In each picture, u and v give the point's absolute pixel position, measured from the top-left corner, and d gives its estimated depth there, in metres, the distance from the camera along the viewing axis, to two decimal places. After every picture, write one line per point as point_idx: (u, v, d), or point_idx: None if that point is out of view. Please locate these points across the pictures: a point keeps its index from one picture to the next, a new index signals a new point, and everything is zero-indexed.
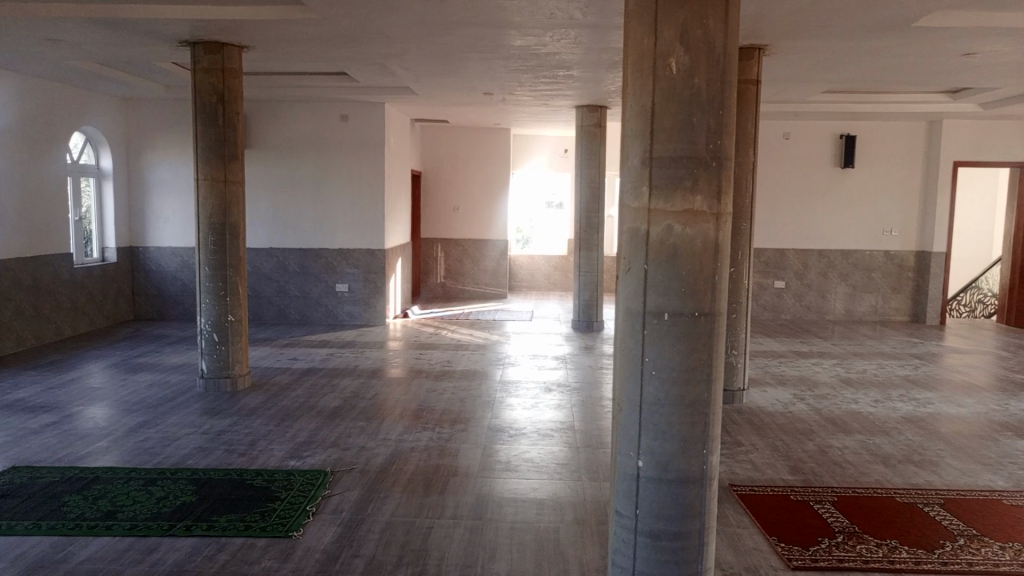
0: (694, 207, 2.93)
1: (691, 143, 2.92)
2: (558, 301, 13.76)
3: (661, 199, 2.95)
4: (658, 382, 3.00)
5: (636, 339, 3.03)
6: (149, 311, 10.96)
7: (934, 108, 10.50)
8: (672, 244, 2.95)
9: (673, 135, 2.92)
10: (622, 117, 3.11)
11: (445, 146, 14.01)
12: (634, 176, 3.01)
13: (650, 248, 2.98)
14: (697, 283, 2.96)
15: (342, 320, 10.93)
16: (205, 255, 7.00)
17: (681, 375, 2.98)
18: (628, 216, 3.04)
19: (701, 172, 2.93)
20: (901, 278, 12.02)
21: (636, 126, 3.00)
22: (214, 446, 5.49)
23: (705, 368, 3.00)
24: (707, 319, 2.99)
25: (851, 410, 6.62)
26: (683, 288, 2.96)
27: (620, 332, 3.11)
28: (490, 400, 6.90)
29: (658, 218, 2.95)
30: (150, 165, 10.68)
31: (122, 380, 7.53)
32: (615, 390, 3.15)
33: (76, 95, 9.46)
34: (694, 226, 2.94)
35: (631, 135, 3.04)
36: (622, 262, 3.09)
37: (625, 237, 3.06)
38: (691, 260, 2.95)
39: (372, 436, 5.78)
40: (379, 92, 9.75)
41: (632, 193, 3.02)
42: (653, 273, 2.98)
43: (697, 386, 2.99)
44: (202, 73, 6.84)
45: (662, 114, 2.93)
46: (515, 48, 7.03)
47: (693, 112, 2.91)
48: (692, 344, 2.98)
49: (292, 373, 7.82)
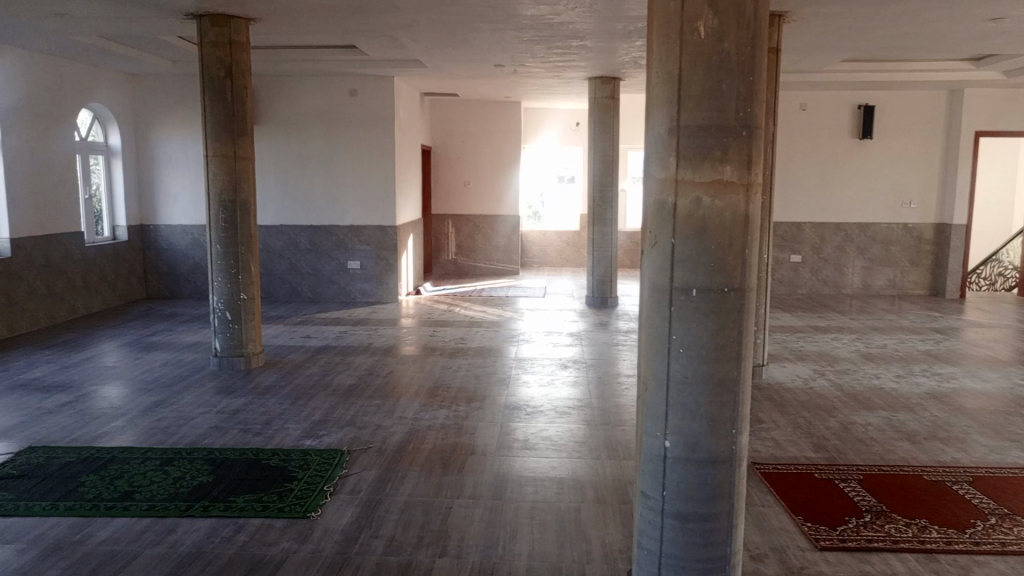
0: (724, 177, 2.81)
1: (720, 111, 2.79)
2: (571, 277, 13.65)
3: (689, 170, 2.83)
4: (686, 361, 2.90)
5: (663, 316, 2.93)
6: (161, 290, 10.93)
7: (956, 76, 10.24)
8: (701, 216, 2.83)
9: (702, 102, 2.80)
10: (647, 85, 2.98)
11: (454, 120, 13.83)
12: (660, 147, 2.89)
13: (677, 221, 2.87)
14: (727, 257, 2.85)
15: (355, 297, 10.87)
16: (216, 233, 6.93)
17: (709, 353, 2.88)
18: (654, 188, 2.93)
19: (730, 140, 2.81)
20: (920, 251, 11.84)
21: (662, 94, 2.88)
22: (230, 426, 5.45)
23: (735, 345, 2.90)
24: (737, 294, 2.88)
25: (873, 386, 6.51)
26: (712, 263, 2.85)
27: (645, 308, 3.01)
28: (505, 378, 6.82)
29: (687, 189, 2.83)
30: (158, 142, 10.59)
31: (137, 359, 7.51)
32: (641, 368, 3.07)
33: (83, 71, 9.37)
34: (724, 198, 2.82)
35: (657, 103, 2.91)
36: (647, 235, 2.99)
37: (652, 211, 2.95)
38: (720, 233, 2.84)
39: (388, 415, 5.71)
40: (389, 65, 9.59)
41: (659, 164, 2.90)
42: (681, 246, 2.88)
43: (726, 363, 2.90)
44: (209, 47, 6.71)
45: (689, 82, 2.80)
46: (528, 17, 6.85)
47: (722, 79, 2.78)
48: (721, 321, 2.88)
49: (306, 351, 7.76)
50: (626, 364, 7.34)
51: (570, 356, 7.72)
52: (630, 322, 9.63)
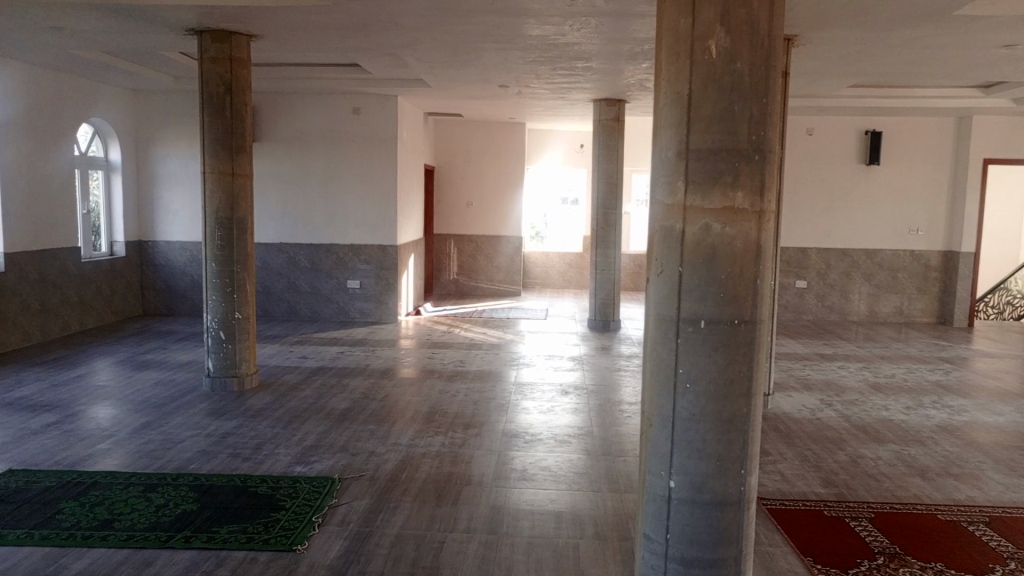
0: (735, 204, 2.67)
1: (731, 134, 2.65)
2: (574, 299, 13.49)
3: (698, 195, 2.69)
4: (692, 397, 2.74)
5: (669, 348, 2.78)
6: (157, 307, 10.79)
7: (964, 103, 10.15)
8: (710, 245, 2.69)
9: (712, 125, 2.66)
10: (655, 106, 2.85)
11: (459, 140, 13.76)
12: (668, 171, 2.75)
13: (685, 250, 2.72)
14: (737, 288, 2.70)
15: (353, 317, 10.72)
16: (212, 250, 6.79)
17: (717, 389, 2.72)
18: (661, 214, 2.79)
19: (742, 165, 2.67)
20: (927, 278, 11.67)
21: (670, 116, 2.74)
22: (218, 450, 5.28)
23: (745, 381, 2.74)
24: (747, 327, 2.73)
25: (882, 418, 6.33)
26: (721, 293, 2.70)
27: (650, 339, 2.86)
28: (505, 403, 6.65)
29: (695, 216, 2.69)
30: (159, 157, 10.51)
31: (130, 377, 7.36)
32: (645, 402, 2.91)
33: (84, 85, 9.30)
34: (734, 225, 2.68)
35: (665, 125, 2.78)
36: (653, 262, 2.84)
37: (657, 237, 2.81)
38: (730, 261, 2.69)
39: (382, 441, 5.54)
40: (392, 84, 9.51)
41: (666, 189, 2.77)
42: (689, 277, 2.73)
43: (735, 401, 2.74)
44: (209, 63, 6.62)
45: (699, 103, 2.67)
46: (533, 38, 6.76)
47: (734, 100, 2.65)
48: (729, 355, 2.72)
49: (301, 372, 7.60)
50: (629, 391, 7.17)
51: (571, 381, 7.55)
52: (632, 347, 9.47)
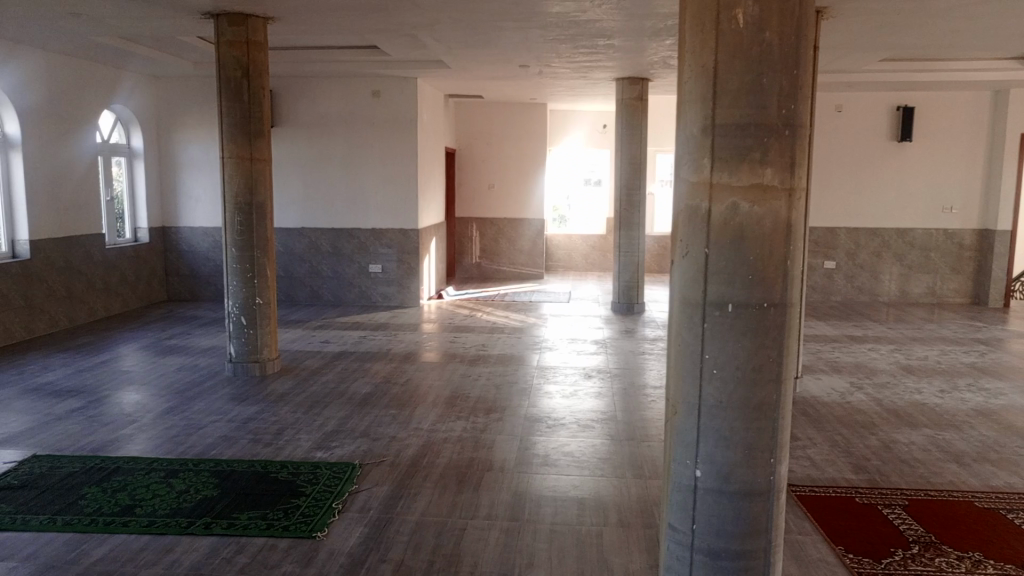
0: (764, 182, 2.54)
1: (760, 108, 2.52)
2: (597, 282, 13.35)
3: (725, 172, 2.56)
4: (720, 383, 2.63)
5: (695, 333, 2.67)
6: (182, 292, 10.84)
7: (1001, 76, 9.82)
8: (738, 224, 2.56)
9: (740, 98, 2.52)
10: (679, 80, 2.72)
11: (480, 121, 13.62)
12: (693, 148, 2.63)
13: (711, 230, 2.61)
14: (766, 270, 2.58)
15: (376, 301, 10.69)
16: (232, 235, 6.77)
17: (745, 375, 2.61)
18: (686, 193, 2.67)
19: (772, 141, 2.54)
20: (961, 258, 11.37)
21: (695, 89, 2.61)
22: (240, 435, 5.27)
23: (774, 366, 2.63)
24: (777, 311, 2.61)
25: (915, 402, 6.16)
26: (749, 275, 2.58)
27: (675, 324, 2.75)
28: (527, 388, 6.56)
29: (722, 194, 2.57)
30: (181, 143, 10.52)
31: (154, 363, 7.40)
32: (671, 387, 2.80)
33: (105, 72, 9.31)
34: (763, 204, 2.55)
35: (690, 99, 2.66)
36: (678, 243, 2.72)
37: (683, 217, 2.69)
38: (759, 242, 2.56)
39: (403, 426, 5.49)
40: (412, 65, 9.40)
41: (691, 166, 2.64)
42: (715, 258, 2.61)
43: (764, 387, 2.62)
44: (226, 46, 6.56)
45: (726, 75, 2.54)
46: (553, 15, 6.61)
47: (763, 71, 2.51)
48: (758, 339, 2.61)
49: (323, 357, 7.58)
50: (653, 375, 7.05)
51: (594, 365, 7.44)
52: (656, 329, 9.34)
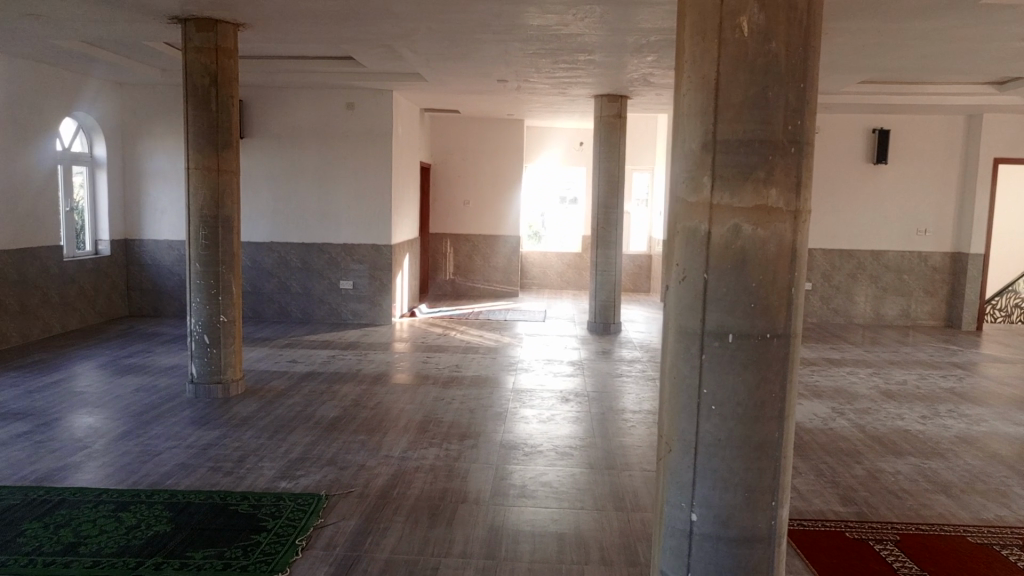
0: (769, 203, 2.39)
1: (766, 123, 2.37)
2: (572, 301, 13.18)
3: (726, 193, 2.41)
4: (719, 421, 2.47)
5: (692, 365, 2.50)
6: (144, 308, 10.45)
7: (975, 100, 9.88)
8: (740, 248, 2.41)
9: (743, 112, 2.37)
10: (675, 91, 2.55)
11: (456, 137, 13.44)
12: (691, 164, 2.47)
13: (711, 254, 2.44)
14: (770, 298, 2.43)
15: (346, 318, 10.39)
16: (195, 249, 6.47)
17: (747, 411, 2.45)
18: (682, 214, 2.51)
19: (776, 159, 2.40)
20: (935, 280, 11.39)
21: (694, 102, 2.45)
22: (199, 463, 4.96)
23: (777, 400, 2.47)
24: (781, 343, 2.46)
25: (898, 428, 6.03)
26: (752, 305, 2.43)
27: (669, 354, 2.58)
28: (502, 412, 6.32)
29: (724, 215, 2.41)
30: (147, 154, 10.18)
31: (111, 383, 7.04)
32: (665, 424, 2.63)
33: (68, 79, 8.98)
34: (767, 227, 2.40)
35: (687, 112, 2.50)
36: (673, 268, 2.56)
37: (678, 239, 2.53)
38: (762, 269, 2.41)
39: (373, 453, 5.22)
40: (387, 78, 9.20)
41: (689, 184, 2.48)
42: (714, 284, 2.45)
43: (766, 423, 2.46)
44: (194, 52, 6.29)
45: (728, 87, 2.38)
46: (533, 28, 6.45)
47: (769, 84, 2.36)
48: (760, 372, 2.45)
49: (289, 378, 7.28)
50: (631, 399, 6.87)
51: (569, 388, 7.23)
52: (634, 351, 9.17)
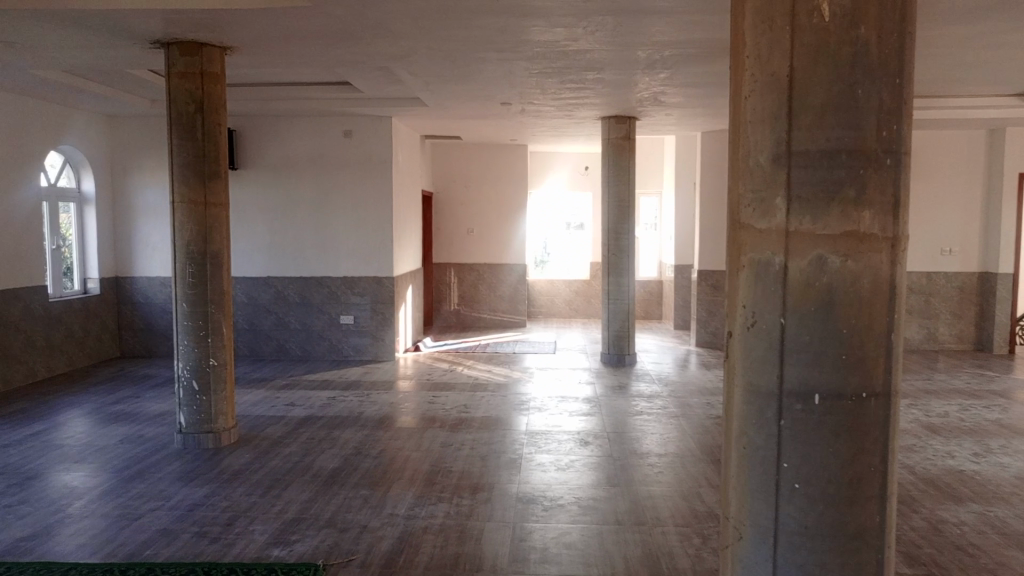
0: (861, 228, 2.56)
1: (852, 132, 2.54)
2: (582, 330, 12.70)
3: (809, 219, 2.58)
4: (803, 501, 2.64)
5: (771, 432, 2.69)
6: (136, 348, 9.98)
7: (1000, 113, 9.45)
8: (826, 282, 2.58)
9: (824, 119, 2.54)
10: (738, 100, 2.75)
11: (458, 164, 13.07)
12: (765, 182, 2.65)
13: (789, 293, 2.62)
14: (865, 347, 2.60)
15: (347, 355, 9.91)
16: (182, 290, 6.02)
17: (841, 494, 2.61)
18: (755, 241, 2.69)
19: (869, 171, 2.56)
20: (962, 301, 10.90)
21: (762, 108, 2.64)
22: (182, 528, 4.46)
23: (877, 477, 2.63)
24: (879, 400, 2.62)
25: (950, 468, 5.50)
26: (844, 346, 2.59)
27: (740, 408, 2.79)
28: (515, 458, 5.81)
29: (805, 246, 2.58)
30: (136, 188, 9.78)
31: (98, 432, 6.57)
32: (733, 503, 2.84)
33: (51, 111, 8.59)
34: (862, 253, 2.57)
35: (753, 119, 2.69)
36: (743, 306, 2.75)
37: (747, 271, 2.73)
38: (850, 305, 2.58)
39: (376, 512, 4.72)
40: (386, 103, 8.82)
41: (759, 210, 2.67)
42: (794, 329, 2.63)
43: (865, 503, 2.63)
44: (177, 78, 5.88)
45: (804, 94, 2.56)
46: (540, 45, 6.04)
47: (858, 85, 2.52)
48: (855, 440, 2.61)
49: (287, 424, 6.79)
50: (652, 440, 6.36)
51: (585, 428, 6.73)
52: (651, 384, 8.66)
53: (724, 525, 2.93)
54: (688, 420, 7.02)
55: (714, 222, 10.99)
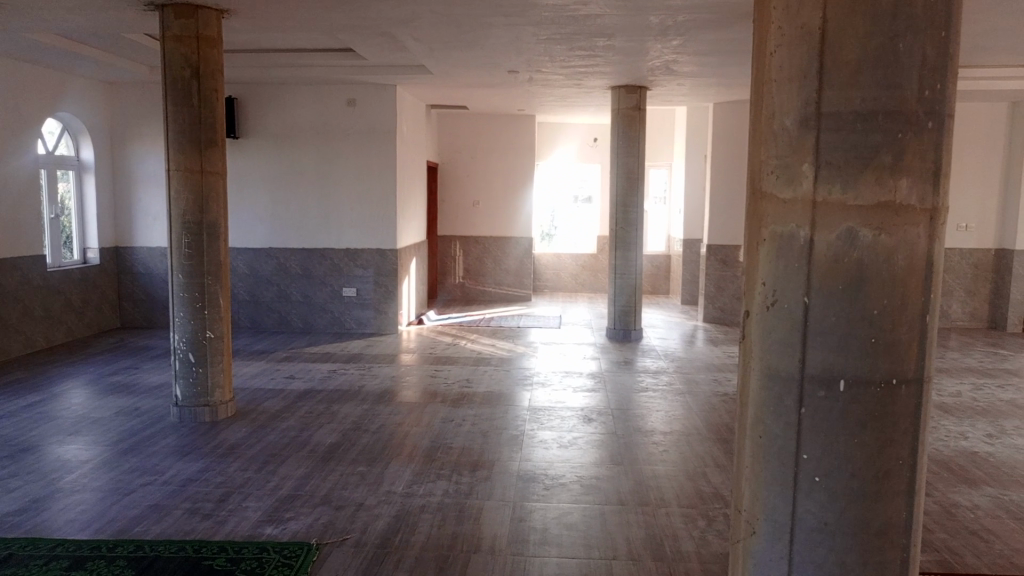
0: (897, 199, 2.41)
1: (890, 92, 2.37)
2: (587, 305, 12.55)
3: (841, 188, 2.42)
4: (825, 495, 2.54)
5: (791, 420, 2.57)
6: (136, 319, 9.87)
7: (1023, 85, 9.15)
8: (856, 259, 2.43)
9: (859, 77, 2.38)
10: (763, 54, 2.59)
11: (464, 135, 12.82)
12: (791, 146, 2.49)
13: (814, 270, 2.48)
14: (897, 331, 2.47)
15: (349, 327, 9.78)
16: (178, 259, 5.87)
17: (867, 488, 2.51)
18: (778, 213, 2.54)
19: (908, 134, 2.39)
20: (977, 279, 10.68)
21: (789, 63, 2.48)
22: (174, 505, 4.35)
23: (905, 470, 2.53)
24: (909, 387, 2.50)
25: (964, 450, 5.35)
26: (875, 327, 2.46)
27: (757, 394, 2.67)
28: (516, 435, 5.67)
29: (835, 218, 2.44)
30: (135, 156, 9.61)
31: (94, 404, 6.47)
32: (748, 495, 2.73)
33: (47, 76, 8.39)
34: (897, 226, 2.41)
35: (778, 77, 2.53)
36: (762, 282, 2.62)
37: (768, 245, 2.59)
38: (882, 283, 2.44)
39: (373, 489, 4.60)
40: (390, 70, 8.58)
41: (784, 178, 2.52)
42: (818, 309, 2.49)
43: (891, 500, 2.53)
44: (173, 42, 5.67)
45: (838, 48, 2.39)
46: (547, 8, 5.80)
47: (901, 39, 2.36)
48: (882, 430, 2.49)
49: (286, 397, 6.67)
50: (657, 418, 6.21)
51: (589, 405, 6.58)
52: (657, 361, 8.50)
53: (737, 518, 2.83)
54: (694, 398, 6.85)
55: (724, 196, 10.76)
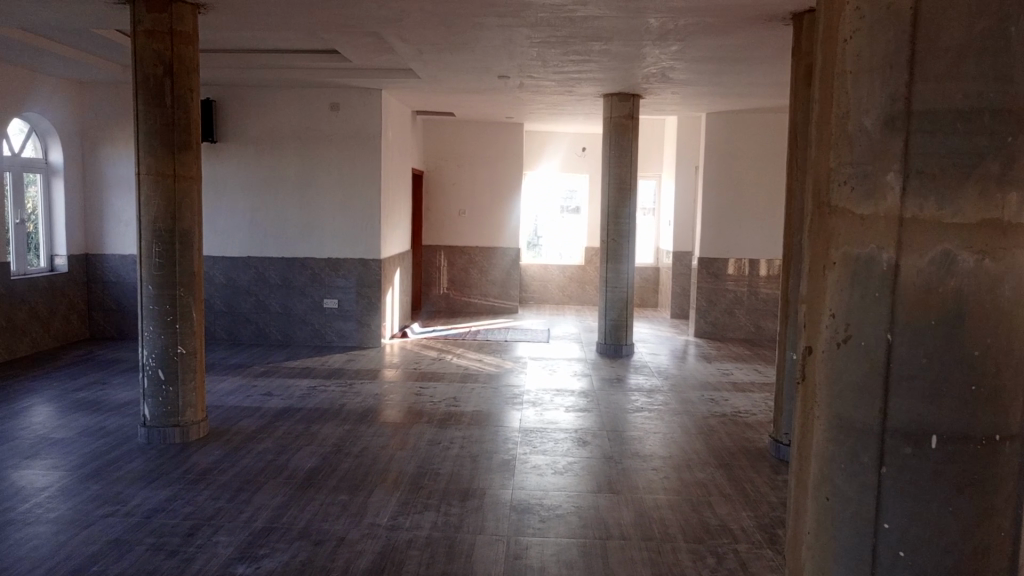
0: (1005, 216, 2.21)
1: (994, 90, 2.18)
2: (575, 318, 12.26)
3: (934, 204, 2.21)
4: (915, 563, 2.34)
5: (870, 466, 2.36)
6: (106, 330, 9.42)
7: None
8: (953, 288, 2.23)
9: (956, 72, 2.17)
10: (835, 43, 2.40)
11: (450, 142, 12.52)
12: (871, 153, 2.29)
13: (900, 300, 2.28)
14: (1000, 375, 2.28)
15: (331, 340, 9.41)
16: (148, 270, 5.50)
17: (964, 557, 2.32)
18: (854, 233, 2.35)
19: (1016, 139, 2.20)
20: None
21: (873, 55, 2.27)
22: (138, 539, 3.98)
23: (1005, 538, 2.35)
24: (1013, 440, 2.31)
25: None
26: (973, 361, 2.26)
27: (824, 431, 2.49)
28: (509, 460, 5.36)
29: (927, 241, 2.22)
30: (108, 160, 9.21)
31: (57, 423, 6.06)
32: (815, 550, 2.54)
33: (14, 74, 7.99)
34: (1000, 249, 2.22)
35: (859, 71, 2.33)
36: (832, 307, 2.44)
37: (842, 265, 2.39)
38: (984, 315, 2.25)
39: (355, 521, 4.26)
40: (377, 75, 8.27)
41: (863, 190, 2.32)
42: (903, 345, 2.29)
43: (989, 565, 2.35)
44: (144, 37, 5.30)
45: (932, 41, 2.19)
46: (544, 9, 5.52)
47: (1011, 33, 2.17)
48: (980, 483, 2.29)
49: (263, 416, 6.30)
50: (654, 440, 5.93)
51: (580, 425, 6.30)
52: (649, 378, 8.23)
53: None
54: (692, 419, 6.58)
55: (717, 209, 10.53)
